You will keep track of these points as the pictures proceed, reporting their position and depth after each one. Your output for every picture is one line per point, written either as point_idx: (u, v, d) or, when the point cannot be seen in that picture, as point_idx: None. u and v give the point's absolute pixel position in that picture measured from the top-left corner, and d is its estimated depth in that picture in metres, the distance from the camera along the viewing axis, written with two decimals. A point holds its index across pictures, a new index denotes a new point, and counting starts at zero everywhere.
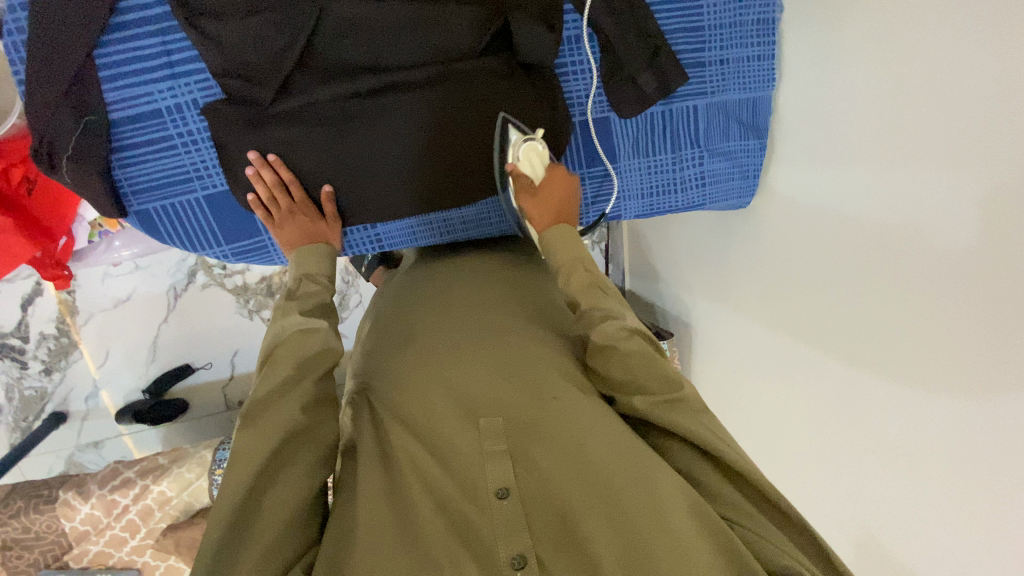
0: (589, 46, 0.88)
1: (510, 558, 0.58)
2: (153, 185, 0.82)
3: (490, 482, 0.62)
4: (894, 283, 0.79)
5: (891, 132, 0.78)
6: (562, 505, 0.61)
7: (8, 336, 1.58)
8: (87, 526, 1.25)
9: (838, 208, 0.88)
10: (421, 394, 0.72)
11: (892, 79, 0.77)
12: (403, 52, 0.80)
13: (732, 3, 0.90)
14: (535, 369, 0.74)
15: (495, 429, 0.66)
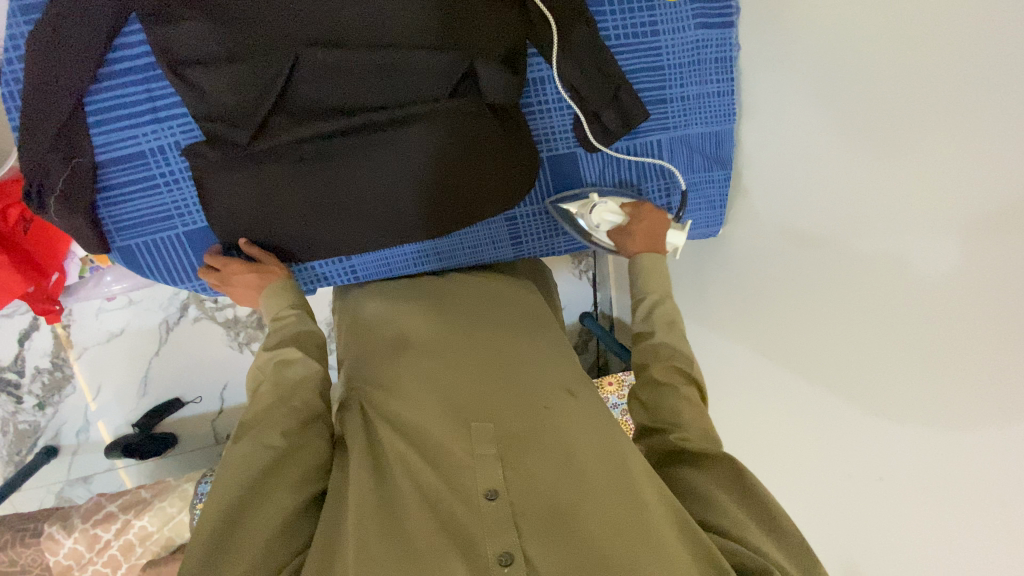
0: (552, 86, 0.94)
1: (498, 555, 0.60)
2: (136, 222, 0.86)
3: (480, 484, 0.64)
4: (859, 304, 0.81)
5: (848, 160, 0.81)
6: (553, 504, 0.64)
7: (5, 370, 1.61)
8: (70, 560, 1.24)
9: (804, 233, 0.91)
10: (410, 403, 0.74)
11: (849, 110, 0.80)
12: (376, 94, 0.85)
13: (689, 44, 0.96)
14: (527, 379, 0.77)
15: (486, 434, 0.68)
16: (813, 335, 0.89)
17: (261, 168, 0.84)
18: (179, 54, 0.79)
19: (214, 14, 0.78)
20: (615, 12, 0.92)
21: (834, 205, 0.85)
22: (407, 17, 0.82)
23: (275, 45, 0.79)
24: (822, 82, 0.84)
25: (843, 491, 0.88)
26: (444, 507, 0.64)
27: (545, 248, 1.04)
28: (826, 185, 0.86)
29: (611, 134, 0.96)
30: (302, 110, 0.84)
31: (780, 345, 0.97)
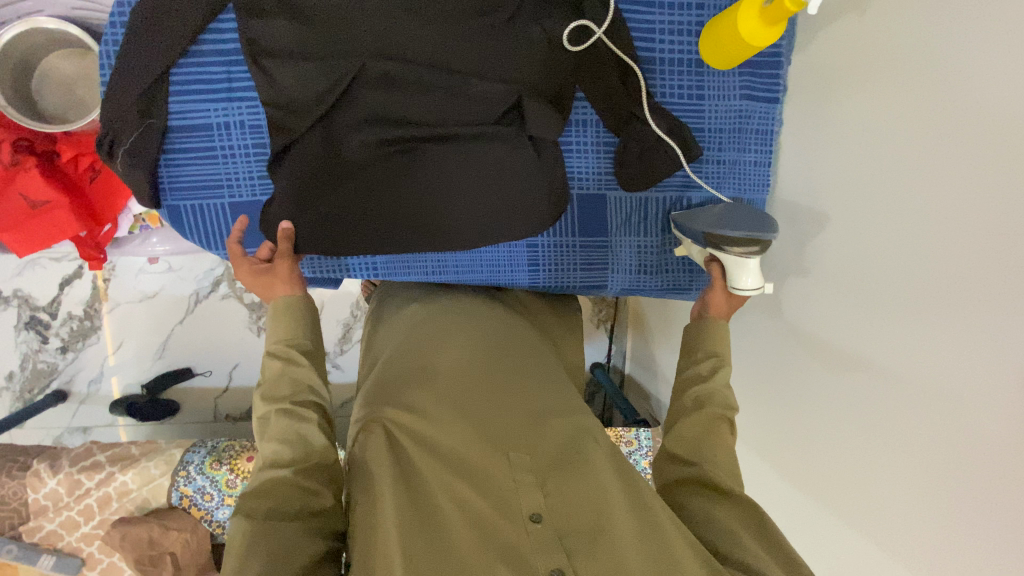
0: (593, 129, 0.98)
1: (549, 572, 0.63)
2: (188, 185, 0.92)
3: (525, 507, 0.68)
4: (885, 397, 0.81)
5: (882, 241, 0.81)
6: (597, 524, 0.67)
7: (40, 310, 1.70)
8: (48, 501, 1.28)
9: (832, 307, 0.90)
10: (436, 424, 0.75)
11: (879, 193, 0.82)
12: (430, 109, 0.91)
13: (732, 113, 0.99)
14: (551, 418, 0.79)
15: (524, 461, 0.72)
16: (840, 420, 0.88)
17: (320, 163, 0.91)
18: (262, 47, 0.87)
19: (299, 17, 0.86)
20: (665, 72, 0.97)
21: (855, 291, 0.85)
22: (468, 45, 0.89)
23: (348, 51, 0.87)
24: (857, 170, 0.86)
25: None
26: (491, 521, 0.66)
27: (563, 281, 1.04)
28: (849, 270, 0.87)
29: (651, 178, 0.97)
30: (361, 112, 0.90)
31: (801, 421, 0.97)
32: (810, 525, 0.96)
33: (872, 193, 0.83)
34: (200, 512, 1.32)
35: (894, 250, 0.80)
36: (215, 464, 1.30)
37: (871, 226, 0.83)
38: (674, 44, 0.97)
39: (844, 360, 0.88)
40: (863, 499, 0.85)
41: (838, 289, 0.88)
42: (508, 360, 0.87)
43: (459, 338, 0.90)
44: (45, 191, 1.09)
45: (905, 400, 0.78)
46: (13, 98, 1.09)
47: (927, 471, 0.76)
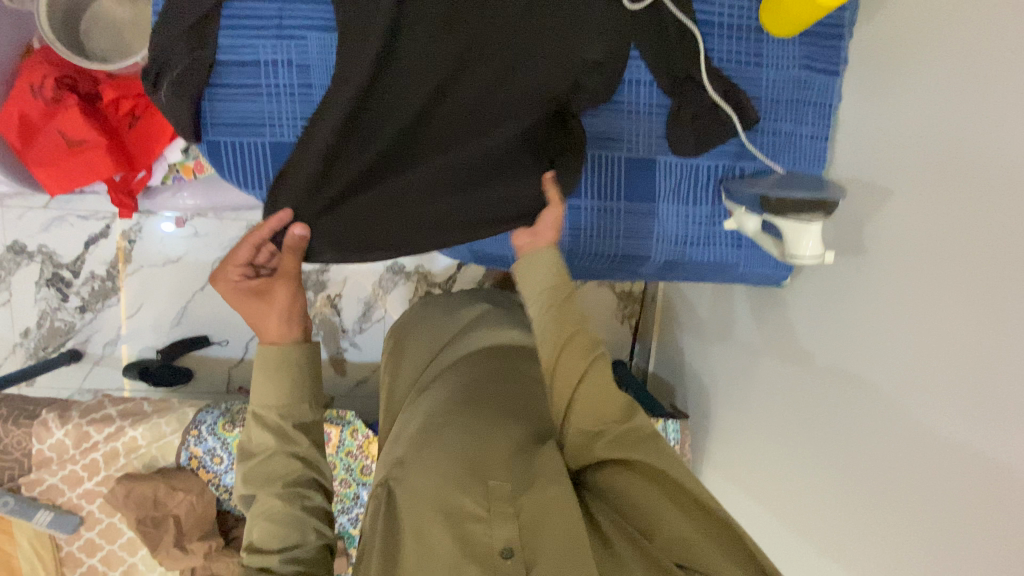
0: (646, 91, 0.95)
1: None
2: (230, 122, 0.89)
3: (497, 542, 0.70)
4: (955, 373, 0.76)
5: (958, 212, 0.77)
6: (565, 551, 0.66)
7: (63, 267, 1.69)
8: (53, 453, 1.23)
9: (897, 285, 0.86)
10: (422, 463, 0.81)
11: (954, 162, 0.78)
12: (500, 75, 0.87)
13: (790, 83, 0.96)
14: (542, 451, 0.82)
15: (501, 490, 0.75)
16: (900, 404, 0.84)
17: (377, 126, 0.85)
18: None
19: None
20: (723, 37, 0.94)
21: (925, 263, 0.81)
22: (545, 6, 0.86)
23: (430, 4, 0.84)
24: (926, 137, 0.82)
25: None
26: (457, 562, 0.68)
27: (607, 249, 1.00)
28: (920, 243, 0.82)
29: (706, 145, 0.94)
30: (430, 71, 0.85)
31: (854, 408, 0.92)
32: (856, 520, 0.90)
33: (947, 160, 0.79)
34: (208, 474, 1.28)
35: (972, 216, 0.75)
36: (227, 426, 1.26)
37: (945, 196, 0.79)
38: (735, 8, 0.94)
39: (911, 338, 0.83)
40: (922, 481, 0.80)
41: (902, 265, 0.85)
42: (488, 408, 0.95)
43: (451, 396, 0.98)
44: (84, 132, 1.08)
45: (984, 377, 0.73)
46: (60, 35, 1.08)
47: (996, 445, 0.71)
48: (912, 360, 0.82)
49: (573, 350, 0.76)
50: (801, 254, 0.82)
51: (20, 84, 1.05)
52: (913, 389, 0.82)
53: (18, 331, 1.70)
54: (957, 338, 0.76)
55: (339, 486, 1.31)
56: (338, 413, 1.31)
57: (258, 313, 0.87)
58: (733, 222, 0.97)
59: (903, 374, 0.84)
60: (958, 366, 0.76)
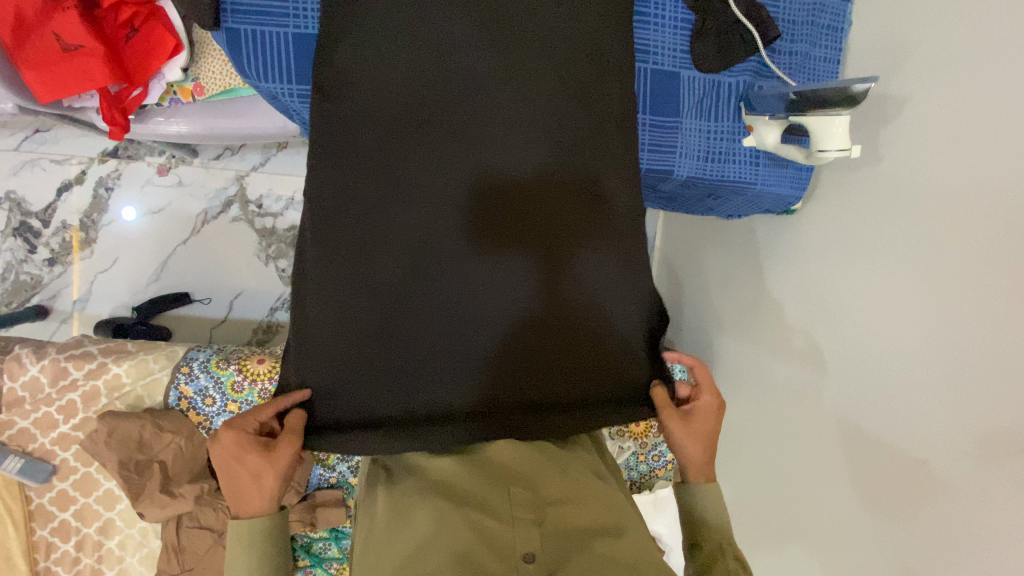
0: (671, 4, 0.96)
1: (525, 553, 0.69)
2: (251, 8, 0.86)
3: (519, 547, 0.70)
4: (977, 255, 0.80)
5: (973, 105, 0.81)
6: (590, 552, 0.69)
7: (32, 216, 1.58)
8: (26, 392, 1.13)
9: (915, 186, 0.89)
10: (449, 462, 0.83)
11: (966, 59, 0.83)
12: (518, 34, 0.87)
13: (805, 5, 1.00)
14: (568, 462, 0.84)
15: (523, 498, 0.75)
16: (924, 295, 0.87)
17: (393, 43, 0.82)
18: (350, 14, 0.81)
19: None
20: None
21: (944, 157, 0.85)
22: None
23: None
24: (936, 41, 0.87)
25: (960, 455, 0.82)
26: (480, 552, 0.68)
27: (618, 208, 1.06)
28: (935, 140, 0.86)
29: (727, 58, 0.96)
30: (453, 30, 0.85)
31: (876, 312, 0.94)
32: (889, 421, 0.92)
33: (958, 56, 0.84)
34: (198, 417, 1.19)
35: (986, 103, 0.80)
36: (221, 363, 1.18)
37: (959, 91, 0.83)
38: None
39: (933, 231, 0.86)
40: (952, 367, 0.82)
41: (919, 166, 0.89)
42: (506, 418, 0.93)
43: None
44: (81, 36, 1.02)
45: (1007, 253, 0.76)
46: None
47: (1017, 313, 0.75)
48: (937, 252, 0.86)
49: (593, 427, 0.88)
50: (829, 155, 0.84)
51: None
52: (941, 278, 0.85)
53: None
54: (976, 220, 0.80)
55: None
56: None
57: (241, 487, 0.78)
58: (752, 140, 0.99)
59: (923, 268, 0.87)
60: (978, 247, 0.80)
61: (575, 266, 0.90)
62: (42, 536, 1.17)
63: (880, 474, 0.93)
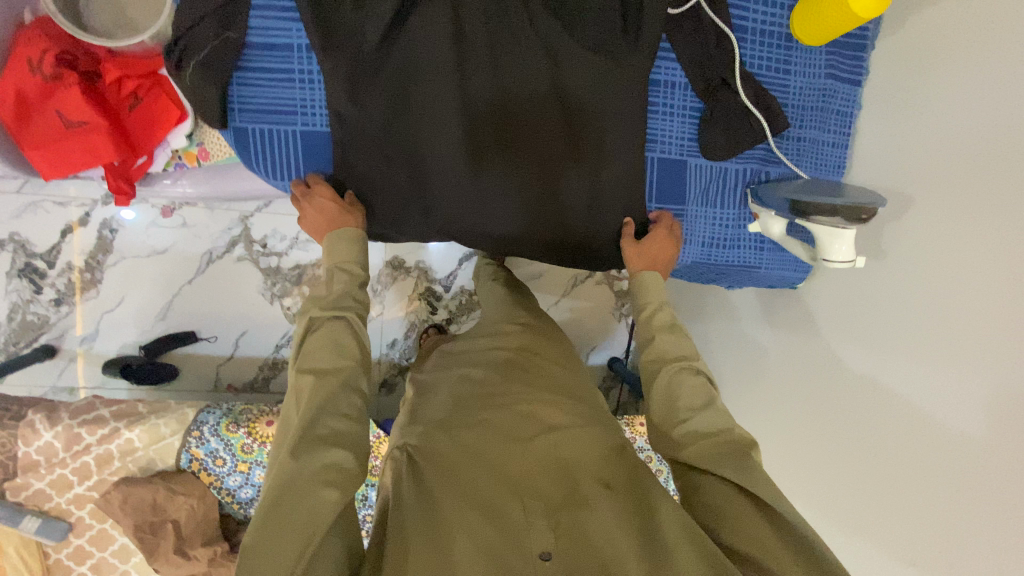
0: (679, 92, 0.96)
1: (541, 553, 0.77)
2: (259, 107, 0.86)
3: (534, 547, 0.78)
4: (970, 373, 0.81)
5: (978, 222, 0.81)
6: (599, 556, 0.77)
7: (36, 257, 1.57)
8: (41, 456, 1.16)
9: (914, 288, 0.89)
10: (465, 462, 0.91)
11: (972, 176, 0.82)
12: (525, 153, 0.93)
13: (815, 92, 0.99)
14: (575, 459, 0.93)
15: (534, 500, 0.84)
16: (913, 396, 0.88)
17: (385, 138, 0.89)
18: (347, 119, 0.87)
19: (430, 39, 0.85)
20: (757, 43, 0.96)
21: (945, 267, 0.85)
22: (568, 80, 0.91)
23: (467, 90, 0.89)
24: (945, 151, 0.86)
25: (941, 561, 0.84)
26: (501, 553, 0.77)
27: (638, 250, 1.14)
28: (937, 250, 0.86)
29: (734, 149, 0.96)
30: (464, 155, 0.91)
31: (870, 404, 0.96)
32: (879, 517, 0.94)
33: (968, 167, 0.83)
34: (210, 478, 1.22)
35: (992, 220, 0.79)
36: (231, 426, 1.21)
37: (966, 202, 0.82)
38: (769, 16, 0.95)
39: (929, 336, 0.87)
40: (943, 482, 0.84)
41: (921, 271, 0.89)
42: (523, 403, 1.03)
43: (486, 383, 1.09)
44: (83, 110, 1.01)
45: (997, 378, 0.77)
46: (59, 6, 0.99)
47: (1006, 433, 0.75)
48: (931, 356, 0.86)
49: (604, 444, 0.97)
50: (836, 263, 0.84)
51: (15, 59, 0.97)
52: (936, 387, 0.85)
53: None
54: (970, 334, 0.81)
55: None
56: None
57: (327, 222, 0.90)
58: (758, 226, 1.00)
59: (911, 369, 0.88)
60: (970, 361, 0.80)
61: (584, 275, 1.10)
62: None
63: (866, 559, 0.97)
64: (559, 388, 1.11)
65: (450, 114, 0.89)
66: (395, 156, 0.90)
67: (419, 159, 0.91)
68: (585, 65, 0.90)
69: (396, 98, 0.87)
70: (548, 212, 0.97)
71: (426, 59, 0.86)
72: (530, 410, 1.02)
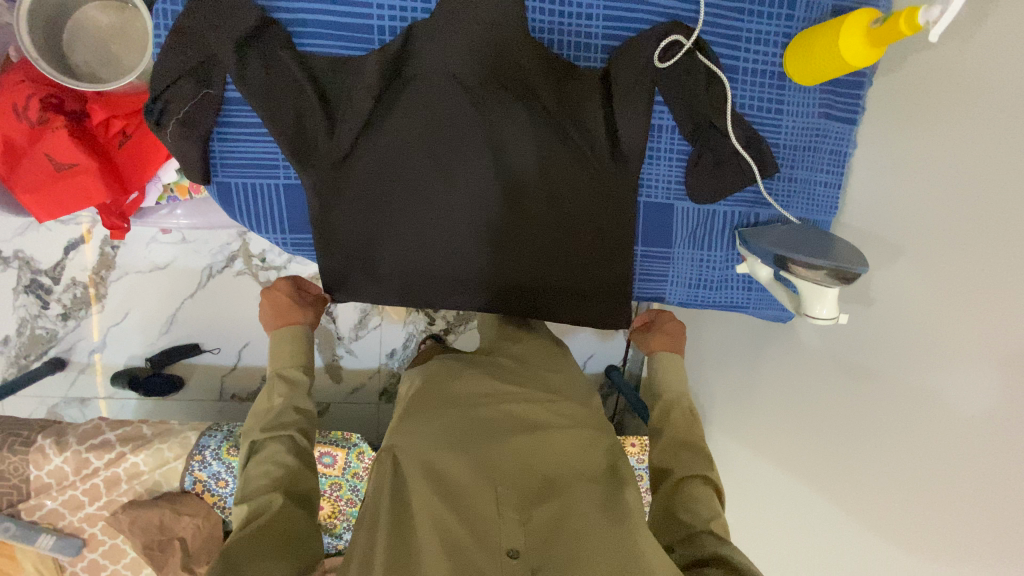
0: (671, 136, 0.95)
1: (508, 549, 0.76)
2: (243, 162, 0.87)
3: (504, 544, 0.77)
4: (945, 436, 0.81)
5: (964, 284, 0.80)
6: (565, 558, 0.76)
7: (41, 273, 1.61)
8: (52, 479, 1.21)
9: (899, 341, 0.88)
10: (451, 445, 0.85)
11: (966, 235, 0.80)
12: (505, 219, 0.93)
13: (808, 131, 0.96)
14: (557, 454, 0.91)
15: (511, 496, 0.82)
16: (891, 449, 0.88)
17: (367, 175, 0.89)
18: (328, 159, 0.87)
19: (411, 113, 0.88)
20: (748, 82, 0.94)
21: (931, 326, 0.84)
22: (552, 155, 0.92)
23: (441, 139, 0.90)
24: (937, 206, 0.84)
25: None
26: (472, 550, 0.76)
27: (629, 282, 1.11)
28: (923, 307, 0.85)
29: (722, 191, 0.95)
30: (437, 220, 0.92)
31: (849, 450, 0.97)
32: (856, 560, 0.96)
33: (962, 223, 0.81)
34: (213, 498, 1.28)
35: (982, 280, 0.78)
36: (232, 450, 1.25)
37: (957, 259, 0.81)
38: (760, 55, 0.93)
39: (911, 391, 0.86)
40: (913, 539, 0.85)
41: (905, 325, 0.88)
42: (517, 394, 0.97)
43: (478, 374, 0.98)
44: (72, 154, 1.01)
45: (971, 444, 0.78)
46: (42, 48, 0.98)
47: (985, 498, 0.75)
48: (913, 411, 0.85)
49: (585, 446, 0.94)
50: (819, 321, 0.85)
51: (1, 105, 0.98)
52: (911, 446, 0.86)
53: None
54: (949, 395, 0.81)
55: (345, 504, 1.32)
56: (344, 435, 1.31)
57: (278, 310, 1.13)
58: (746, 267, 0.99)
59: (893, 420, 0.88)
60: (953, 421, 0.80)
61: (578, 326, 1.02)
62: None
63: None
64: (552, 383, 1.03)
65: (425, 186, 0.90)
66: (373, 224, 0.91)
67: (392, 223, 0.91)
68: (567, 144, 0.93)
69: (374, 166, 0.89)
70: (530, 267, 0.95)
71: (398, 114, 0.89)
72: (523, 408, 0.94)
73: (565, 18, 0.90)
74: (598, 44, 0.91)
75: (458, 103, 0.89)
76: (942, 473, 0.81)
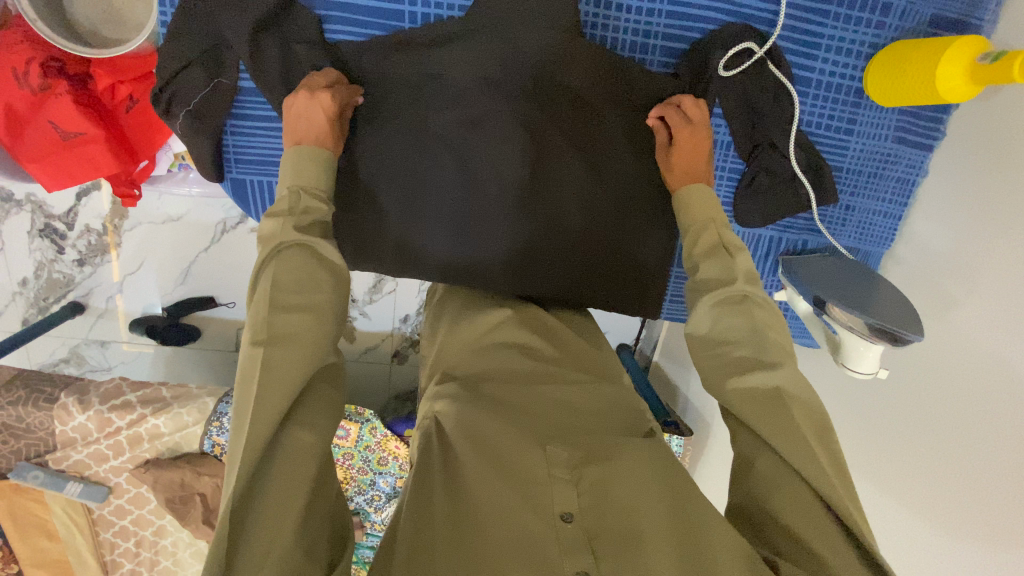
0: (724, 153, 0.89)
1: (561, 512, 0.61)
2: (257, 158, 0.86)
3: (556, 505, 0.62)
4: (942, 494, 0.77)
5: (995, 346, 0.73)
6: (632, 528, 0.60)
7: (55, 219, 1.56)
8: (77, 434, 1.25)
9: (920, 388, 0.82)
10: (489, 413, 0.71)
11: (1016, 294, 0.72)
12: (543, 173, 0.85)
13: (877, 156, 0.88)
14: (610, 422, 0.74)
15: (561, 456, 0.66)
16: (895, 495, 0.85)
17: (400, 136, 0.83)
18: (363, 141, 0.83)
19: (446, 94, 0.82)
20: (819, 98, 0.85)
21: (947, 378, 0.78)
22: (592, 136, 0.85)
23: (481, 78, 0.81)
24: (990, 254, 0.76)
25: None
26: (520, 515, 0.61)
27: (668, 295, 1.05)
28: (951, 362, 0.79)
29: (770, 217, 0.89)
30: (469, 205, 0.85)
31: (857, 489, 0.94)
32: None
33: (1011, 286, 0.72)
34: None
35: (1003, 350, 0.72)
36: None
37: (996, 318, 0.73)
38: (839, 66, 0.83)
39: (916, 444, 0.81)
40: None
41: (926, 375, 0.82)
42: (557, 362, 0.81)
43: (501, 344, 0.82)
44: (79, 123, 0.95)
45: (953, 500, 0.75)
46: (42, 7, 0.90)
47: (969, 568, 0.73)
48: (910, 459, 0.82)
49: (630, 411, 0.77)
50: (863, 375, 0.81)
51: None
52: (912, 498, 0.81)
53: (15, 280, 1.60)
54: (947, 453, 0.76)
55: (357, 472, 1.35)
56: (357, 410, 1.34)
57: (304, 115, 0.74)
58: (784, 296, 0.93)
59: (891, 464, 0.85)
60: (944, 483, 0.77)
61: (612, 303, 0.94)
62: (106, 537, 1.36)
63: None
64: (594, 360, 0.85)
65: (463, 135, 0.83)
66: (409, 176, 0.84)
67: (422, 205, 0.86)
68: (610, 91, 0.84)
69: (408, 118, 0.82)
70: (570, 229, 0.87)
71: (437, 54, 0.81)
72: (562, 387, 0.77)
73: (621, 16, 0.82)
74: (656, 45, 0.84)
75: (497, 83, 0.82)
76: (932, 529, 0.78)
